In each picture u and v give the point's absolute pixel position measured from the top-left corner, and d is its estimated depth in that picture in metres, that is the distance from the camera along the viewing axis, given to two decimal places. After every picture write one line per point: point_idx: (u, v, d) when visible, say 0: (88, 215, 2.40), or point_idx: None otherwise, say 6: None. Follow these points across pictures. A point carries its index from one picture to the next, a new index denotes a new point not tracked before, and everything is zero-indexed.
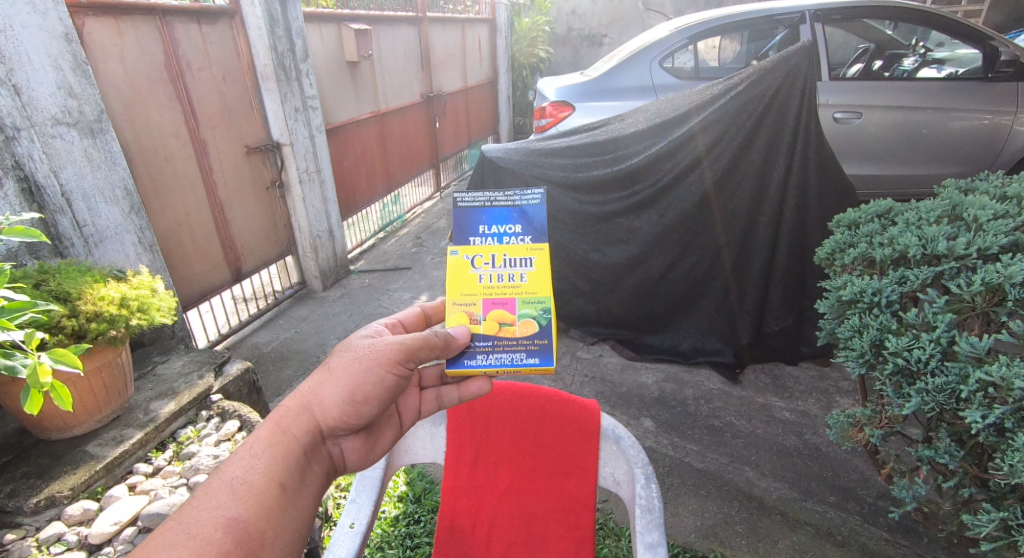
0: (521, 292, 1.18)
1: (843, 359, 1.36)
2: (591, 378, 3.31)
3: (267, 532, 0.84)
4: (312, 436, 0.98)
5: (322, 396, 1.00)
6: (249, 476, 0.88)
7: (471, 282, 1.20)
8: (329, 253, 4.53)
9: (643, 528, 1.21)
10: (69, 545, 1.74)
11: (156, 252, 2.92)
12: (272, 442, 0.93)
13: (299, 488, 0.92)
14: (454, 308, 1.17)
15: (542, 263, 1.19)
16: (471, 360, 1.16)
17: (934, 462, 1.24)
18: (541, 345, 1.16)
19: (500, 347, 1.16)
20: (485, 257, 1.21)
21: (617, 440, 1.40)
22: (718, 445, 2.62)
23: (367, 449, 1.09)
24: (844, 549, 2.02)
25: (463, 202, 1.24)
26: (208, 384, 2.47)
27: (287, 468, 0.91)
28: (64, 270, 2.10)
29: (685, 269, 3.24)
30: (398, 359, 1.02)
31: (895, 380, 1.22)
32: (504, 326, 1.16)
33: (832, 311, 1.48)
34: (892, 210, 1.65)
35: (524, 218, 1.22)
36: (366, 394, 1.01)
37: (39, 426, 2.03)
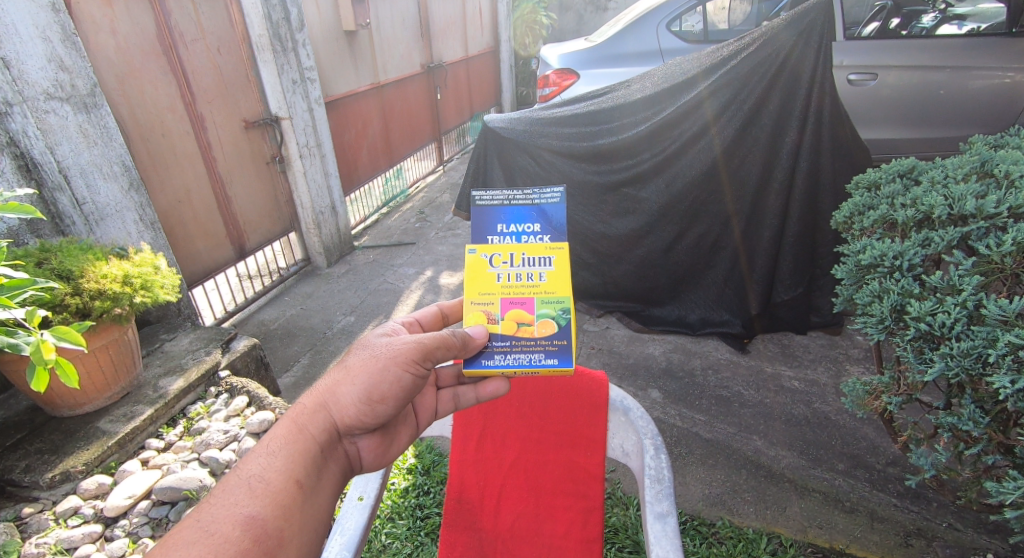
0: (539, 292, 1.14)
1: (861, 326, 1.31)
2: (598, 350, 3.29)
3: (285, 529, 0.82)
4: (328, 435, 0.97)
5: (339, 395, 0.99)
6: (267, 475, 0.86)
7: (489, 281, 1.17)
8: (333, 228, 4.48)
9: (652, 498, 1.18)
10: (86, 518, 1.78)
11: (158, 229, 2.89)
12: (288, 440, 0.92)
13: (315, 487, 0.90)
14: (472, 308, 1.14)
15: (561, 263, 1.15)
16: (489, 360, 1.12)
17: (955, 429, 1.21)
18: (560, 345, 1.12)
19: (519, 348, 1.12)
20: (503, 256, 1.18)
21: (626, 411, 1.36)
22: (726, 415, 2.61)
23: (383, 449, 1.08)
24: (852, 515, 2.02)
25: (481, 200, 1.19)
26: (216, 360, 2.48)
27: (305, 466, 0.90)
28: (65, 247, 2.09)
29: (694, 240, 3.18)
30: (416, 359, 1.00)
31: (916, 345, 1.17)
32: (522, 326, 1.14)
33: (850, 277, 1.40)
34: (915, 169, 1.57)
35: (543, 218, 1.18)
36: (383, 393, 1.00)
37: (50, 404, 2.05)
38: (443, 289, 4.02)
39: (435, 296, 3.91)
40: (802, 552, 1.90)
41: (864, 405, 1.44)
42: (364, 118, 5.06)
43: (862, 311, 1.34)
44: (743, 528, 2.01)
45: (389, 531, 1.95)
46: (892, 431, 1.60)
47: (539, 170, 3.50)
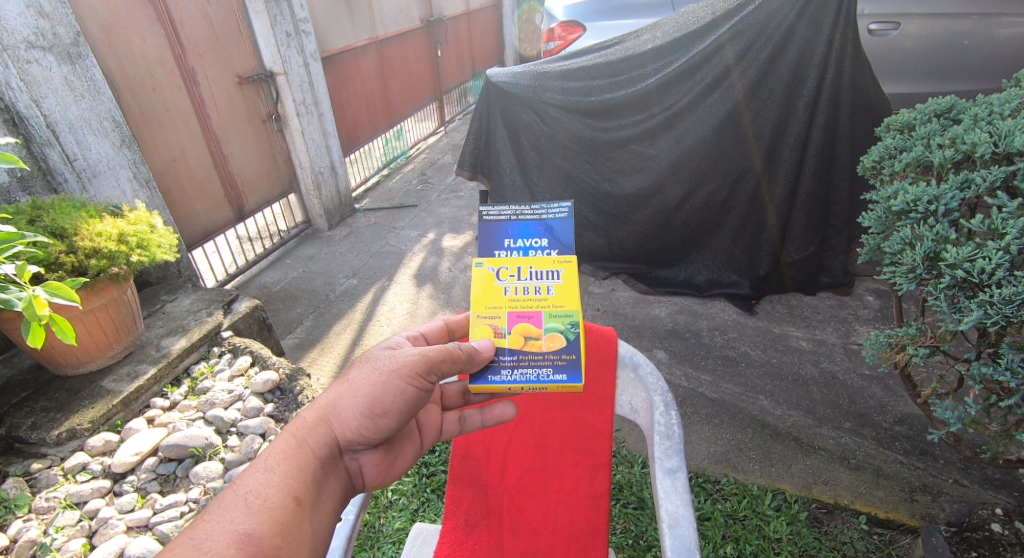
0: (547, 305, 1.09)
1: (889, 277, 1.26)
2: (602, 311, 3.26)
3: (283, 549, 0.74)
4: (329, 450, 0.89)
5: (341, 407, 0.90)
6: (263, 493, 0.78)
7: (495, 295, 1.11)
8: (333, 190, 4.38)
9: (662, 454, 1.16)
10: (94, 473, 1.78)
11: (154, 188, 2.81)
12: (288, 454, 0.84)
13: (315, 506, 0.82)
14: (479, 322, 1.09)
15: (570, 276, 1.10)
16: (495, 376, 1.04)
17: (988, 380, 1.16)
18: (569, 360, 1.06)
19: (526, 362, 1.06)
20: (510, 269, 1.13)
21: (635, 367, 1.32)
22: (732, 375, 2.59)
23: (387, 465, 1.00)
24: (857, 472, 2.01)
25: (489, 215, 1.14)
26: (217, 321, 2.46)
27: (304, 482, 0.82)
28: (57, 205, 2.03)
29: (703, 198, 3.08)
30: (420, 371, 0.94)
31: (951, 293, 1.12)
32: (530, 340, 1.08)
33: (878, 225, 1.34)
34: (955, 108, 1.44)
35: (551, 233, 1.13)
36: (387, 406, 0.91)
37: (53, 362, 2.04)
38: (446, 252, 3.95)
39: (438, 259, 3.85)
40: (806, 508, 1.90)
41: (887, 359, 1.38)
42: (362, 76, 4.86)
43: (891, 262, 1.29)
44: (748, 484, 2.01)
45: (396, 488, 1.97)
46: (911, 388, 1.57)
47: (545, 128, 3.38)
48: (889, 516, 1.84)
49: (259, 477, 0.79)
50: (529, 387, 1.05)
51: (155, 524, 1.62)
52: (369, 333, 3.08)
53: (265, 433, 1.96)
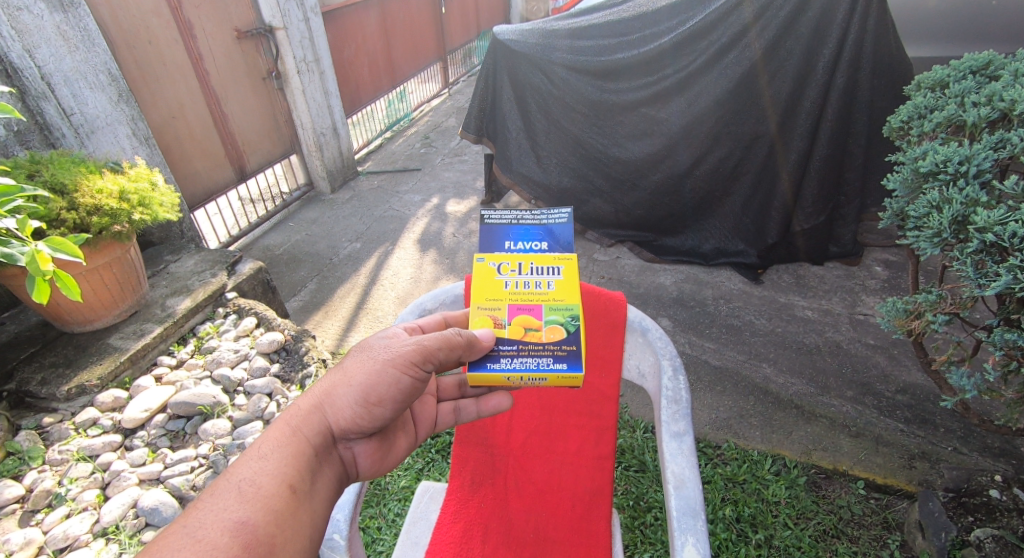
0: (548, 299, 1.06)
1: (912, 242, 1.23)
2: (607, 279, 3.24)
3: (278, 538, 0.68)
4: (324, 438, 0.83)
5: (335, 394, 0.85)
6: (256, 481, 0.71)
7: (495, 288, 1.08)
8: (335, 151, 4.29)
9: (668, 418, 1.16)
10: (105, 428, 1.81)
11: (153, 146, 2.75)
12: (281, 442, 0.77)
13: (310, 495, 0.76)
14: (479, 312, 1.04)
15: (571, 272, 1.10)
16: (495, 364, 0.99)
17: (1010, 347, 1.13)
18: (570, 351, 1.00)
19: (526, 352, 1.00)
20: (511, 265, 1.11)
21: (644, 332, 1.30)
22: (736, 343, 2.59)
23: (382, 456, 0.94)
24: (857, 439, 2.03)
25: (490, 218, 1.15)
26: (221, 282, 2.45)
27: (299, 470, 0.76)
28: (56, 160, 1.99)
29: (714, 164, 3.00)
30: (417, 359, 0.89)
31: (978, 258, 1.09)
32: (530, 331, 1.03)
33: (904, 187, 1.30)
34: (993, 64, 1.37)
35: (551, 237, 1.14)
36: (383, 392, 0.87)
37: (59, 320, 2.05)
38: (450, 217, 3.90)
39: (442, 224, 3.81)
40: (805, 473, 1.93)
41: (903, 326, 1.37)
42: (364, 32, 4.68)
43: (914, 225, 1.27)
44: (748, 449, 2.04)
45: None
46: (921, 353, 1.57)
47: (555, 89, 3.27)
48: (886, 481, 1.87)
49: (251, 464, 0.73)
50: (528, 377, 0.98)
51: (167, 478, 1.66)
52: (373, 297, 3.08)
53: (272, 393, 1.98)
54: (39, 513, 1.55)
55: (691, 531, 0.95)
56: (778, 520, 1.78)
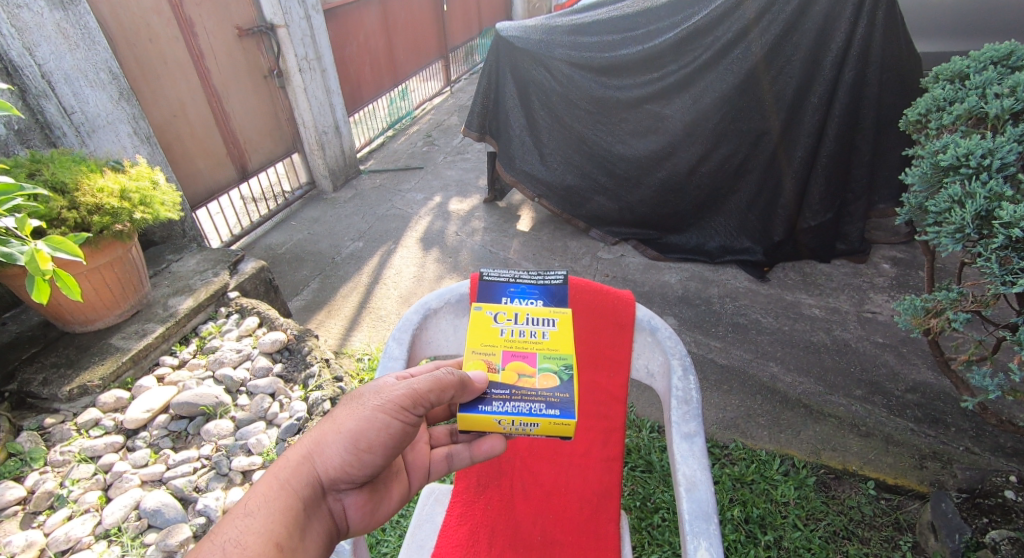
0: (542, 348, 1.07)
1: (933, 238, 1.21)
2: (612, 277, 3.21)
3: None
4: (313, 490, 0.80)
5: (325, 444, 0.82)
6: (241, 541, 0.67)
7: (492, 334, 1.10)
8: (337, 150, 4.26)
9: (679, 418, 1.13)
10: (106, 429, 1.79)
11: (155, 144, 2.73)
12: (269, 497, 0.74)
13: (297, 553, 0.72)
14: (474, 355, 1.05)
15: (565, 325, 1.12)
16: (487, 406, 0.96)
17: None
18: (563, 398, 0.97)
19: (519, 396, 0.98)
20: (508, 314, 1.14)
21: (653, 331, 1.28)
22: (742, 342, 2.56)
23: (372, 507, 0.90)
24: (868, 439, 2.00)
25: (489, 275, 1.21)
26: (224, 281, 2.43)
27: (286, 526, 0.72)
28: (57, 159, 1.98)
29: (719, 161, 2.97)
30: (407, 403, 0.86)
31: (1002, 254, 1.07)
32: (523, 377, 1.02)
33: (923, 181, 1.28)
34: (1015, 54, 1.34)
35: (547, 296, 1.18)
36: (372, 439, 0.83)
37: (61, 319, 2.03)
38: (453, 216, 3.88)
39: (444, 223, 3.78)
40: (814, 473, 1.90)
41: (921, 325, 1.36)
42: (366, 31, 4.66)
43: (934, 221, 1.25)
44: (756, 449, 2.01)
45: None
46: (937, 351, 1.56)
47: (558, 87, 3.24)
48: (897, 482, 1.84)
49: (237, 522, 0.69)
50: (520, 422, 0.95)
51: (169, 479, 1.63)
52: (376, 296, 3.06)
53: (275, 393, 1.96)
54: (40, 515, 1.53)
55: (704, 535, 0.93)
56: (787, 521, 1.75)
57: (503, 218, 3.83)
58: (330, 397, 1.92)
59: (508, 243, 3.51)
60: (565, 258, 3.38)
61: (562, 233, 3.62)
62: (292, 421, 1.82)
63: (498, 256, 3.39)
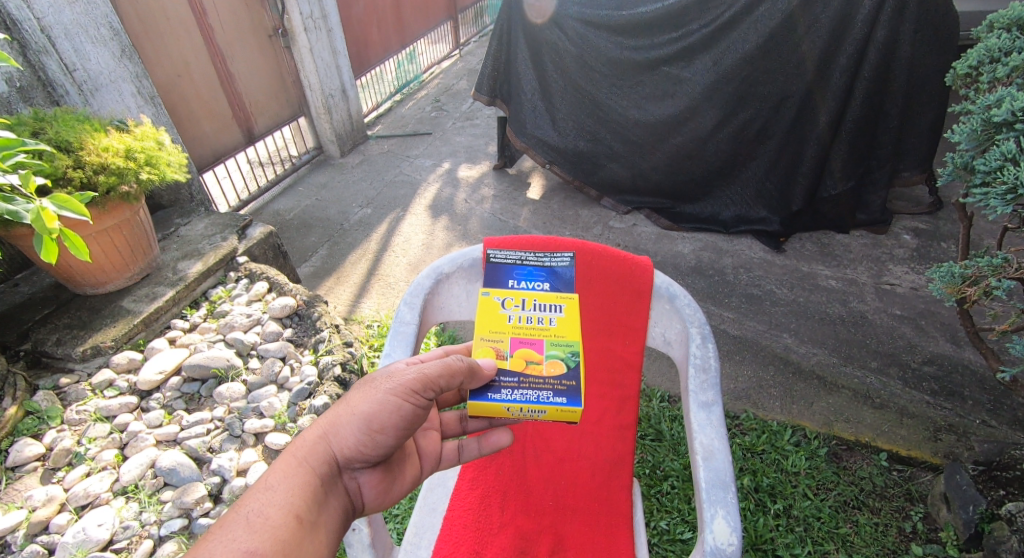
0: (549, 334, 1.03)
1: (979, 199, 1.15)
2: (623, 246, 3.14)
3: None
4: (329, 468, 0.77)
5: (339, 423, 0.79)
6: (263, 513, 0.66)
7: (499, 321, 1.06)
8: (344, 114, 4.16)
9: (696, 387, 1.11)
10: (121, 390, 1.81)
11: (159, 105, 2.66)
12: (286, 473, 0.72)
13: (317, 527, 0.70)
14: (482, 342, 1.01)
15: (573, 310, 1.08)
16: (496, 394, 0.93)
17: None
18: (569, 385, 0.94)
19: (527, 384, 0.95)
20: (515, 300, 1.10)
21: (671, 299, 1.24)
22: (756, 312, 2.51)
23: (386, 488, 0.86)
24: (881, 410, 1.97)
25: (496, 258, 1.19)
26: (232, 246, 2.41)
27: (306, 499, 0.70)
28: (60, 117, 1.93)
29: (738, 126, 2.85)
30: (417, 386, 0.83)
31: None
32: (531, 364, 0.99)
33: (971, 139, 1.21)
34: None
35: (553, 280, 1.15)
36: (385, 420, 0.80)
37: (71, 281, 2.03)
38: (462, 182, 3.80)
39: (453, 190, 3.72)
40: (826, 444, 1.88)
41: (957, 292, 1.29)
42: None
43: (980, 182, 1.18)
44: (768, 420, 1.99)
45: None
46: (968, 321, 1.54)
47: (572, 47, 3.10)
48: (910, 454, 1.81)
49: (257, 496, 0.68)
50: (527, 409, 0.92)
51: (183, 439, 1.65)
52: (385, 264, 3.03)
53: (285, 357, 1.96)
54: (60, 471, 1.56)
55: (721, 504, 0.91)
56: (797, 490, 1.74)
57: (513, 185, 3.75)
58: (340, 362, 1.92)
59: (518, 211, 3.45)
60: (575, 226, 3.31)
61: (573, 201, 3.55)
62: (303, 386, 1.82)
63: (508, 224, 3.33)
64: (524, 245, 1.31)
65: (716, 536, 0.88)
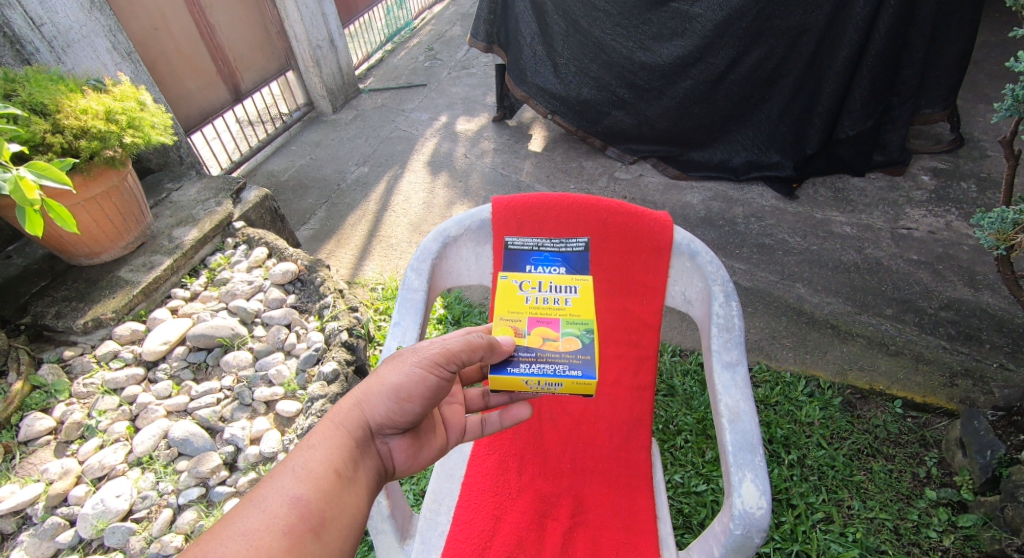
0: (565, 314, 0.99)
1: None
2: (630, 198, 3.04)
3: (325, 523, 0.60)
4: (364, 432, 0.73)
5: (370, 390, 0.75)
6: (305, 468, 0.64)
7: (516, 302, 1.02)
8: (334, 66, 3.94)
9: (720, 346, 1.06)
10: (127, 361, 1.79)
11: (137, 62, 2.49)
12: (322, 432, 0.69)
13: (352, 486, 0.66)
14: (499, 321, 0.97)
15: (589, 291, 1.04)
16: (514, 368, 0.88)
17: None
18: (585, 358, 0.89)
19: (545, 358, 0.89)
20: (532, 282, 1.07)
21: (693, 256, 1.17)
22: (768, 263, 2.43)
23: (417, 452, 0.81)
24: (896, 357, 1.94)
25: (513, 244, 1.16)
26: (228, 211, 2.32)
27: (342, 457, 0.67)
28: (32, 76, 1.79)
29: (751, 66, 2.67)
30: (442, 359, 0.77)
31: None
32: (548, 341, 0.93)
33: None
34: None
35: (569, 263, 1.12)
36: (414, 389, 0.75)
37: (65, 252, 1.97)
38: (460, 136, 3.65)
39: (452, 144, 3.57)
40: (840, 394, 1.86)
41: (1005, 239, 1.27)
42: None
43: None
44: (781, 371, 1.96)
45: None
46: (1007, 269, 1.43)
47: None
48: (926, 400, 1.79)
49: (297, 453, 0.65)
50: (544, 383, 0.86)
51: (194, 410, 1.64)
52: (385, 224, 2.94)
53: (290, 324, 1.93)
54: (73, 444, 1.55)
55: (749, 467, 0.89)
56: (811, 440, 1.73)
57: (514, 137, 3.59)
58: (347, 327, 1.87)
59: (520, 165, 3.32)
60: (580, 179, 3.20)
61: (577, 153, 3.40)
62: (311, 352, 1.79)
63: (510, 179, 3.21)
64: (537, 202, 1.25)
65: (745, 500, 0.86)
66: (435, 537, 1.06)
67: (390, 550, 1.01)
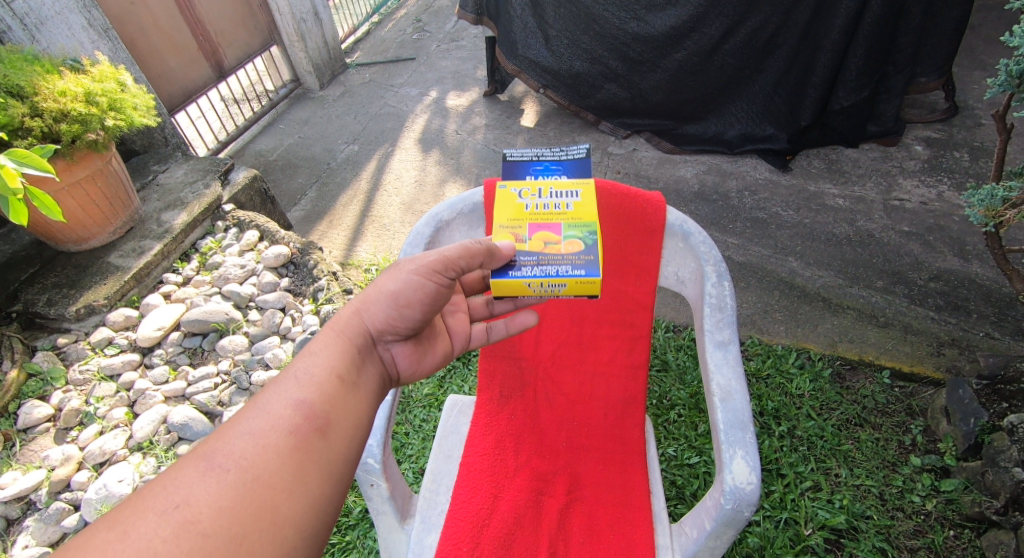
0: (566, 218, 0.99)
1: None
2: (623, 173, 3.01)
3: (332, 419, 0.63)
4: (365, 339, 0.75)
5: (369, 300, 0.77)
6: (308, 372, 0.66)
7: (516, 209, 1.02)
8: (320, 41, 3.82)
9: (712, 327, 1.07)
10: (122, 347, 1.78)
11: (115, 39, 2.40)
12: (325, 338, 0.72)
13: (357, 388, 0.69)
14: (500, 229, 0.98)
15: (590, 195, 1.04)
16: (517, 271, 0.91)
17: None
18: (587, 259, 0.92)
19: (547, 262, 0.92)
20: (531, 190, 1.06)
21: (686, 236, 1.16)
22: (761, 237, 2.44)
23: (421, 357, 0.84)
24: (885, 329, 1.97)
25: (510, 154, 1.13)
26: (217, 193, 2.28)
27: (345, 360, 0.70)
28: (5, 56, 1.72)
29: (746, 36, 2.61)
30: (439, 267, 0.80)
31: None
32: (550, 245, 0.95)
33: None
34: None
35: (570, 170, 1.10)
36: (412, 295, 0.78)
37: (53, 239, 1.94)
38: (451, 112, 3.58)
39: (443, 120, 3.50)
40: (830, 366, 1.89)
41: (995, 216, 1.27)
42: None
43: None
44: (772, 344, 1.99)
45: None
46: (996, 244, 1.45)
47: None
48: (913, 369, 1.83)
49: (300, 359, 0.68)
50: (548, 283, 0.90)
51: (192, 395, 1.65)
52: (377, 203, 2.91)
53: (285, 308, 1.92)
54: (73, 430, 1.57)
55: (740, 445, 0.90)
56: (801, 411, 1.77)
57: (505, 112, 3.53)
58: None
59: (513, 141, 3.27)
60: None
61: (570, 127, 3.35)
62: (307, 335, 1.79)
63: (502, 156, 3.17)
64: None
65: (735, 476, 0.87)
66: (435, 516, 1.08)
67: (390, 528, 1.02)
